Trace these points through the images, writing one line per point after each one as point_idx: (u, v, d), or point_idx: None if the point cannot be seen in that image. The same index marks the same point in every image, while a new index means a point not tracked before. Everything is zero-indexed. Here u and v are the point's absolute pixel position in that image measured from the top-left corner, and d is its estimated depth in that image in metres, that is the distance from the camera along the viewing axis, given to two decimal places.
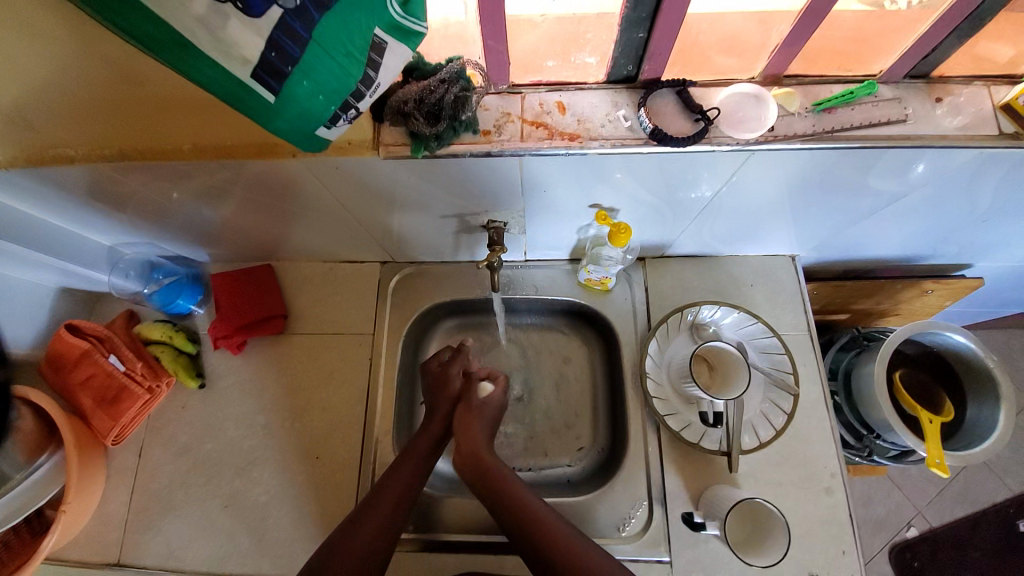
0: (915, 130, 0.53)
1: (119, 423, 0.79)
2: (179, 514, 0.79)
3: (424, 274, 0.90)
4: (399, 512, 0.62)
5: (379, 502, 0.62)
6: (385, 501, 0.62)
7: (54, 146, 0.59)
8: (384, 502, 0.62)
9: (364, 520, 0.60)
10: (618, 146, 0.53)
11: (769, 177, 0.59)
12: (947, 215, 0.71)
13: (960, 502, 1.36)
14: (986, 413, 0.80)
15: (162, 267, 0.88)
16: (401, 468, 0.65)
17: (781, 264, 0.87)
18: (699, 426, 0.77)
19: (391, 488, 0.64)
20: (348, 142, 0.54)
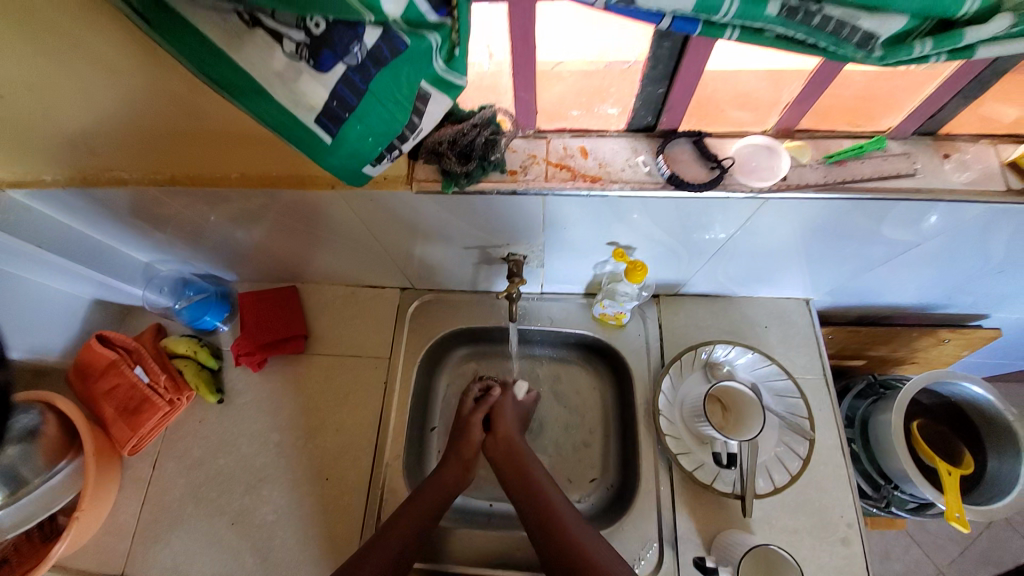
0: (924, 182, 0.55)
1: (137, 433, 0.82)
2: (187, 527, 0.80)
3: (441, 302, 0.93)
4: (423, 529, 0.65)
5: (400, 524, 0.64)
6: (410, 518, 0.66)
7: (111, 168, 0.64)
8: (417, 506, 0.67)
9: (399, 523, 0.65)
10: (636, 189, 0.56)
11: (782, 223, 0.62)
12: (961, 266, 0.72)
13: (984, 562, 1.30)
14: (1007, 467, 0.78)
15: (193, 284, 0.92)
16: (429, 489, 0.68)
17: (795, 307, 0.88)
18: (713, 467, 0.76)
19: (423, 498, 0.68)
20: (384, 176, 0.58)
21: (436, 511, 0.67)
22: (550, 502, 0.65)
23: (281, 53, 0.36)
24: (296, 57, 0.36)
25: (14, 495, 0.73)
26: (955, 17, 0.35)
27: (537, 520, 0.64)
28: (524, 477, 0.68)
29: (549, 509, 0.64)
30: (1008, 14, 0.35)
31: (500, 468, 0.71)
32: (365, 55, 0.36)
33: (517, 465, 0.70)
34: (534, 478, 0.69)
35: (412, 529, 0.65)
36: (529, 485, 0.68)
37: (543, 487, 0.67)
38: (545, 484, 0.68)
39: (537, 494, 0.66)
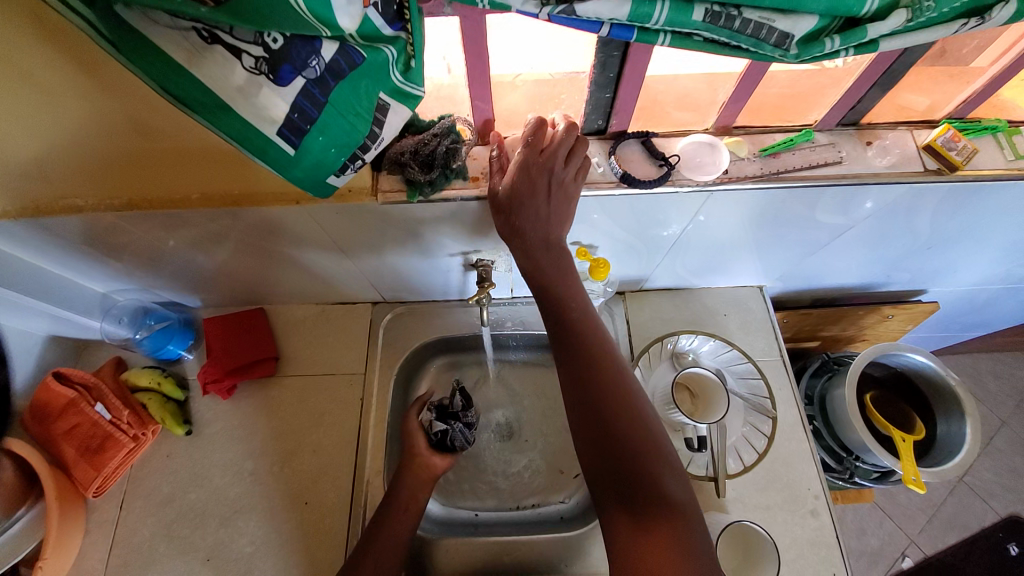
0: (849, 169, 0.61)
1: (101, 473, 0.78)
2: (159, 569, 0.76)
3: (413, 313, 0.94)
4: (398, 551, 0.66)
5: (379, 543, 0.66)
6: (384, 540, 0.66)
7: (65, 196, 0.62)
8: (377, 548, 0.65)
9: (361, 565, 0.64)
10: (591, 189, 0.58)
11: (729, 215, 0.66)
12: (894, 243, 0.79)
13: (950, 528, 1.46)
14: (955, 429, 0.84)
15: (155, 312, 0.89)
16: (393, 509, 0.69)
17: (750, 294, 0.93)
18: (686, 452, 0.79)
19: (383, 534, 0.67)
20: (349, 189, 0.59)
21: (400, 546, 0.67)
22: (625, 400, 0.57)
23: (241, 69, 0.36)
24: (255, 72, 0.37)
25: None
26: (858, 15, 0.39)
27: (599, 410, 0.56)
28: (601, 370, 0.58)
29: (624, 412, 0.56)
30: (904, 10, 0.39)
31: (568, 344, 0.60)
32: (323, 69, 0.38)
33: (593, 350, 0.59)
34: (607, 366, 0.58)
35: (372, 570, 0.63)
36: (614, 377, 0.58)
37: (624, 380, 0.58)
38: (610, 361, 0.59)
39: (615, 395, 0.57)
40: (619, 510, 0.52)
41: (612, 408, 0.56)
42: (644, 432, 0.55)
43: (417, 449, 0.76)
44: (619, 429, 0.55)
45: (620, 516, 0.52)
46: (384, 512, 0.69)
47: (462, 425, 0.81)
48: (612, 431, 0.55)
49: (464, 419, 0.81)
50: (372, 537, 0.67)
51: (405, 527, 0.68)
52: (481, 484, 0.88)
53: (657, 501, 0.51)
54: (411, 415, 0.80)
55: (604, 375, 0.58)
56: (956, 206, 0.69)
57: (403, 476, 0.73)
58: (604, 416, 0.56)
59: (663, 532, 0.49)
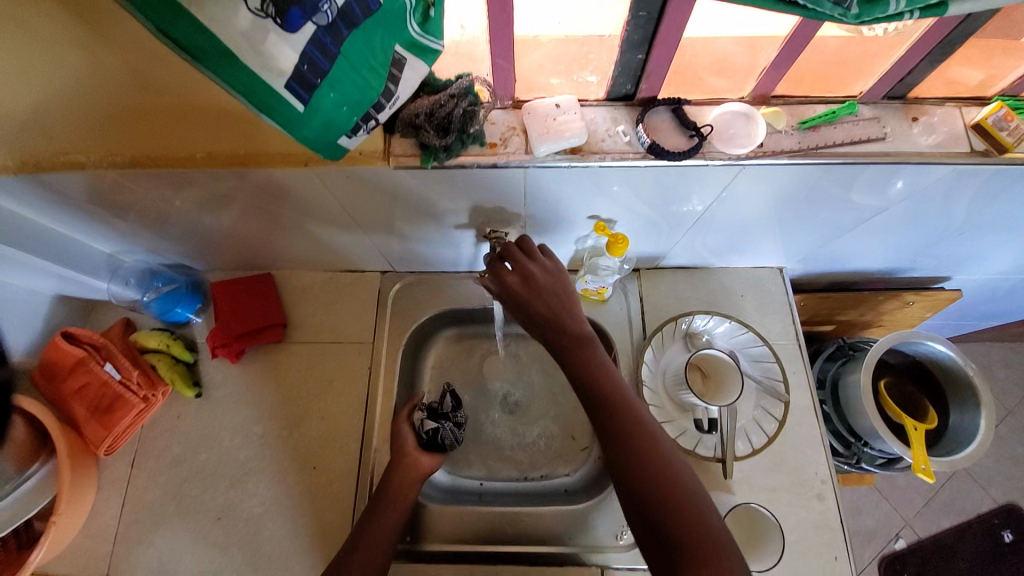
0: (893, 147, 0.56)
1: (111, 433, 0.78)
2: (172, 525, 0.78)
3: (423, 284, 0.92)
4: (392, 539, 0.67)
5: (370, 536, 0.66)
6: (377, 531, 0.66)
7: (67, 151, 0.60)
8: (369, 541, 0.65)
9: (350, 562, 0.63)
10: (617, 160, 0.55)
11: (760, 191, 0.62)
12: (927, 228, 0.75)
13: (947, 512, 1.47)
14: (967, 420, 0.83)
15: (161, 275, 0.88)
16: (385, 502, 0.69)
17: (769, 276, 0.90)
18: (695, 433, 0.78)
19: (377, 526, 0.67)
20: (360, 152, 0.56)
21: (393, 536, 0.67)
22: (643, 434, 0.55)
23: (246, 11, 0.33)
24: (261, 15, 0.33)
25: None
26: None
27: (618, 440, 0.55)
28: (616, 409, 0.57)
29: (645, 450, 0.54)
30: None
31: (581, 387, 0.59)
32: (336, 15, 0.34)
33: (606, 391, 0.58)
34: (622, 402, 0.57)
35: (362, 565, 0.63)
36: (629, 413, 0.57)
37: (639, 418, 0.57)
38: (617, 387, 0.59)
39: (633, 435, 0.55)
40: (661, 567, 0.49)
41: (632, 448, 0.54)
42: (666, 467, 0.53)
43: (407, 446, 0.74)
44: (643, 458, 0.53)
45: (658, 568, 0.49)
46: (385, 490, 0.70)
47: (453, 425, 0.77)
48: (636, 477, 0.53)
49: (455, 419, 0.78)
50: (364, 532, 0.66)
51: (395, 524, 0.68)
52: (486, 455, 0.89)
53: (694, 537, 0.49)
54: (405, 410, 0.79)
55: (619, 415, 0.56)
56: (999, 191, 0.65)
57: (396, 471, 0.72)
58: (628, 460, 0.54)
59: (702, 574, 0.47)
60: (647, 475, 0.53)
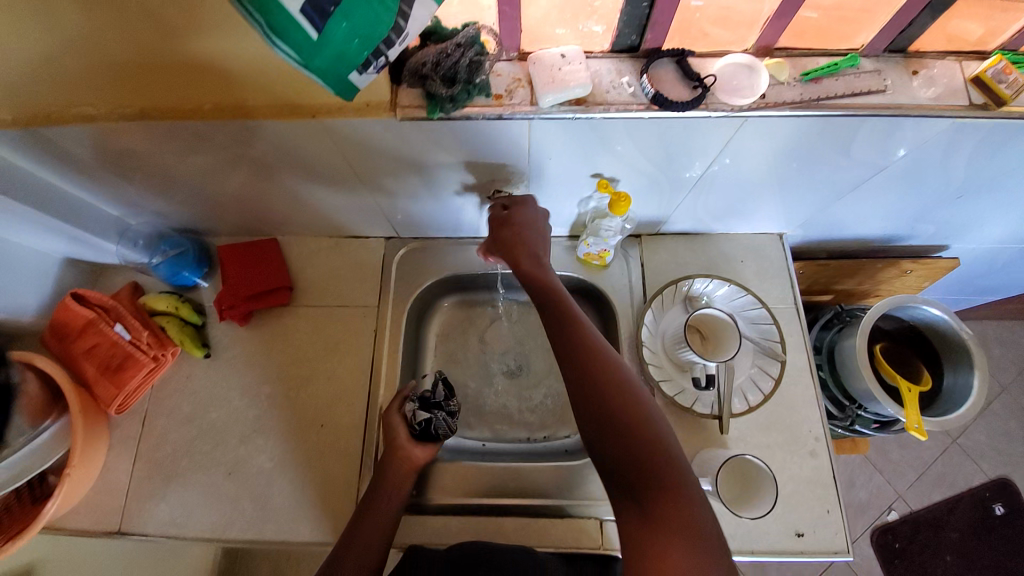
0: (892, 99, 0.57)
1: (122, 391, 0.80)
2: (183, 480, 0.80)
3: (427, 249, 0.93)
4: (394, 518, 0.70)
5: (373, 517, 0.69)
6: (381, 512, 0.69)
7: (77, 104, 0.60)
8: (363, 536, 0.67)
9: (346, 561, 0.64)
10: (621, 110, 0.55)
11: (760, 145, 0.63)
12: (924, 190, 0.76)
13: (939, 485, 1.50)
14: (961, 381, 0.84)
15: (169, 238, 0.89)
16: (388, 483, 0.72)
17: (769, 241, 0.91)
18: (692, 391, 0.80)
19: (373, 517, 0.69)
20: (367, 103, 0.57)
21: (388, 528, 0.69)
22: (615, 380, 0.57)
23: None
24: None
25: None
26: None
27: (591, 385, 0.57)
28: (588, 355, 0.59)
29: (617, 396, 0.56)
30: None
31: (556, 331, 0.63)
32: None
33: (579, 340, 0.60)
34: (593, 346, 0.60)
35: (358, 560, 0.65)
36: (601, 361, 0.58)
37: (608, 362, 0.58)
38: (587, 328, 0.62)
39: (608, 388, 0.56)
40: (629, 506, 0.53)
41: (604, 393, 0.56)
42: (639, 415, 0.55)
43: (399, 442, 0.75)
44: (610, 404, 0.55)
45: (630, 510, 0.53)
46: (381, 480, 0.72)
47: (446, 414, 0.77)
48: (610, 426, 0.55)
49: (448, 408, 0.77)
50: (360, 526, 0.68)
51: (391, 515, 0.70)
52: (489, 417, 0.91)
53: (659, 479, 0.52)
54: (392, 407, 0.80)
55: (592, 363, 0.58)
56: (995, 148, 0.66)
57: (389, 464, 0.74)
58: (601, 409, 0.56)
59: (673, 513, 0.50)
60: (620, 424, 0.54)
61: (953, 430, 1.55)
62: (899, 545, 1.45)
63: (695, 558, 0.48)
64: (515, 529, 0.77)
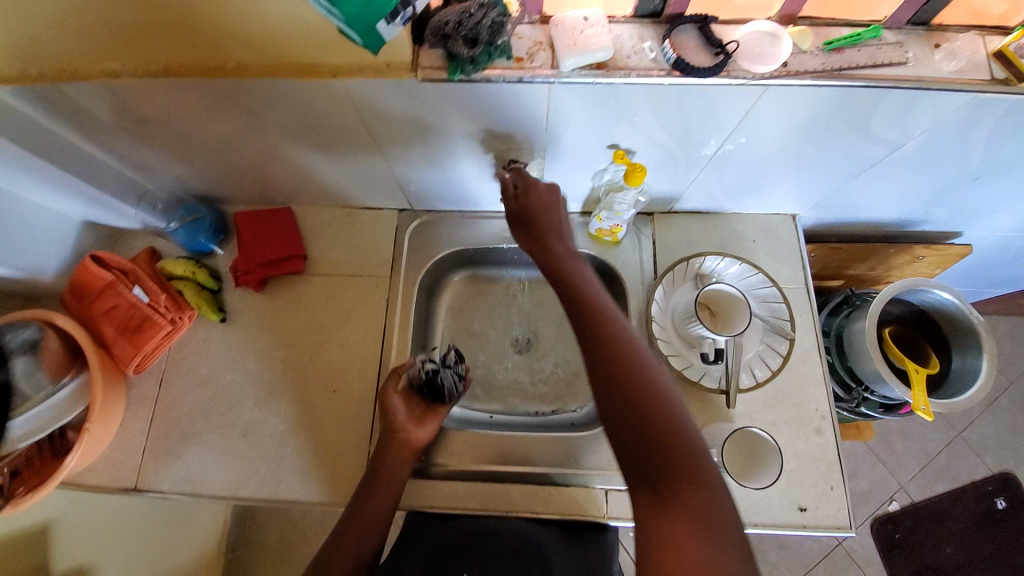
0: (914, 71, 0.57)
1: (140, 351, 0.81)
2: (198, 440, 0.82)
3: (440, 223, 0.94)
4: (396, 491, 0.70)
5: (379, 484, 0.69)
6: (387, 479, 0.70)
7: (101, 60, 0.61)
8: (363, 519, 0.67)
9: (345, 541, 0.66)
10: (642, 75, 0.56)
11: (779, 117, 0.63)
12: (941, 171, 0.75)
13: (941, 477, 1.51)
14: (970, 364, 0.84)
15: (187, 204, 0.91)
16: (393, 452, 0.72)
17: (782, 222, 0.91)
18: (700, 366, 0.80)
19: (372, 500, 0.68)
20: (389, 63, 0.58)
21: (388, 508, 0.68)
22: (632, 360, 0.54)
23: None
24: None
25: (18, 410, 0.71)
26: None
27: (608, 364, 0.54)
28: (604, 332, 0.56)
29: (632, 375, 0.53)
30: None
31: (570, 303, 0.60)
32: None
33: (597, 319, 0.57)
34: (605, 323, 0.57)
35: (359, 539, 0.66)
36: (619, 340, 0.55)
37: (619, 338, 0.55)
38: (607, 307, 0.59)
39: (625, 368, 0.53)
40: (641, 492, 0.49)
41: (618, 373, 0.53)
42: (653, 394, 0.52)
43: (398, 426, 0.73)
44: (627, 385, 0.52)
45: (639, 492, 0.49)
46: (380, 462, 0.71)
47: (453, 372, 0.78)
48: (624, 406, 0.52)
49: (457, 367, 0.79)
50: (359, 507, 0.68)
51: (392, 497, 0.69)
52: (497, 390, 0.92)
53: (675, 465, 0.49)
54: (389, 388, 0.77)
55: (609, 342, 0.55)
56: (1016, 126, 0.65)
57: (385, 451, 0.72)
58: (615, 388, 0.52)
59: (686, 497, 0.47)
60: (634, 403, 0.51)
61: (957, 423, 1.55)
62: (899, 535, 1.46)
63: (711, 549, 0.45)
64: (521, 495, 0.78)
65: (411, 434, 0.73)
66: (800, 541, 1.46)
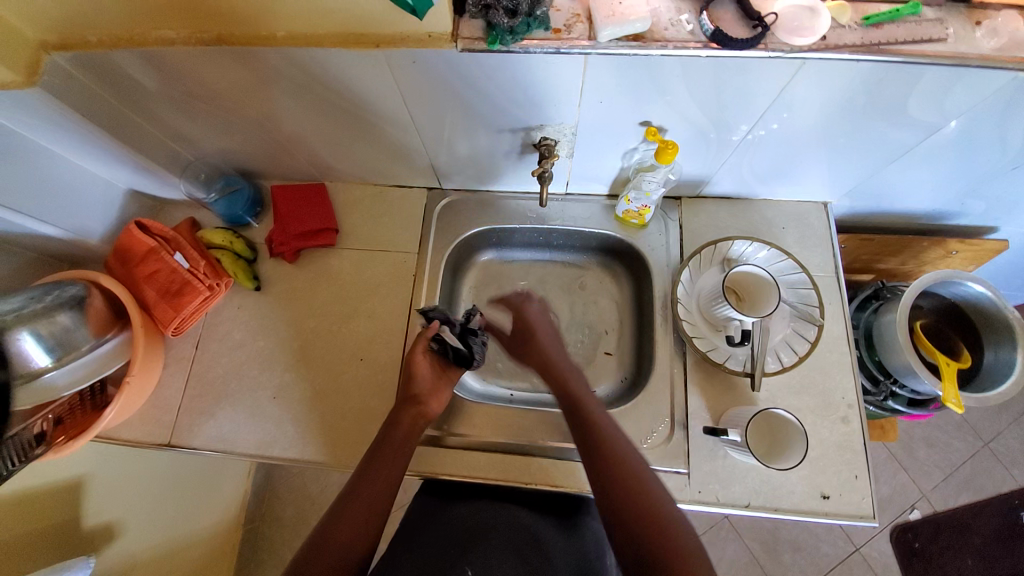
0: (954, 48, 0.56)
1: (179, 315, 0.84)
2: (230, 401, 0.85)
3: (467, 202, 0.96)
4: (403, 455, 0.69)
5: (390, 442, 0.70)
6: (394, 442, 0.70)
7: (160, 28, 0.64)
8: (373, 489, 0.65)
9: (340, 525, 0.62)
10: (678, 47, 0.57)
11: (813, 95, 0.63)
12: (980, 159, 0.73)
13: (966, 488, 1.46)
14: (1003, 359, 0.82)
15: (229, 176, 0.95)
16: (405, 413, 0.72)
17: (812, 210, 0.90)
18: (725, 349, 0.80)
19: (376, 477, 0.66)
20: (428, 34, 0.60)
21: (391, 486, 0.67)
22: (623, 455, 0.62)
23: None
24: None
25: (60, 359, 0.74)
26: None
27: (600, 456, 0.63)
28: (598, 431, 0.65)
29: (622, 468, 0.61)
30: None
31: (567, 409, 0.69)
32: None
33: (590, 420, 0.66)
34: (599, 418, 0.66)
35: (359, 519, 0.63)
36: (610, 440, 0.64)
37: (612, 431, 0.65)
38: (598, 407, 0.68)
39: (615, 460, 0.62)
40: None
41: (609, 461, 0.62)
42: (641, 486, 0.59)
43: (421, 394, 0.74)
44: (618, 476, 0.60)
45: None
46: (385, 438, 0.70)
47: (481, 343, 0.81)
48: (617, 497, 0.59)
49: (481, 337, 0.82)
50: (361, 484, 0.66)
51: (394, 472, 0.68)
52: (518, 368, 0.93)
53: (668, 546, 0.55)
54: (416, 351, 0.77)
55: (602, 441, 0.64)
56: None
57: (390, 426, 0.71)
58: (609, 478, 0.61)
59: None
60: (626, 495, 0.59)
61: (986, 433, 1.50)
62: (919, 544, 1.42)
63: None
64: (541, 467, 0.79)
65: (421, 407, 0.73)
66: (815, 544, 1.43)
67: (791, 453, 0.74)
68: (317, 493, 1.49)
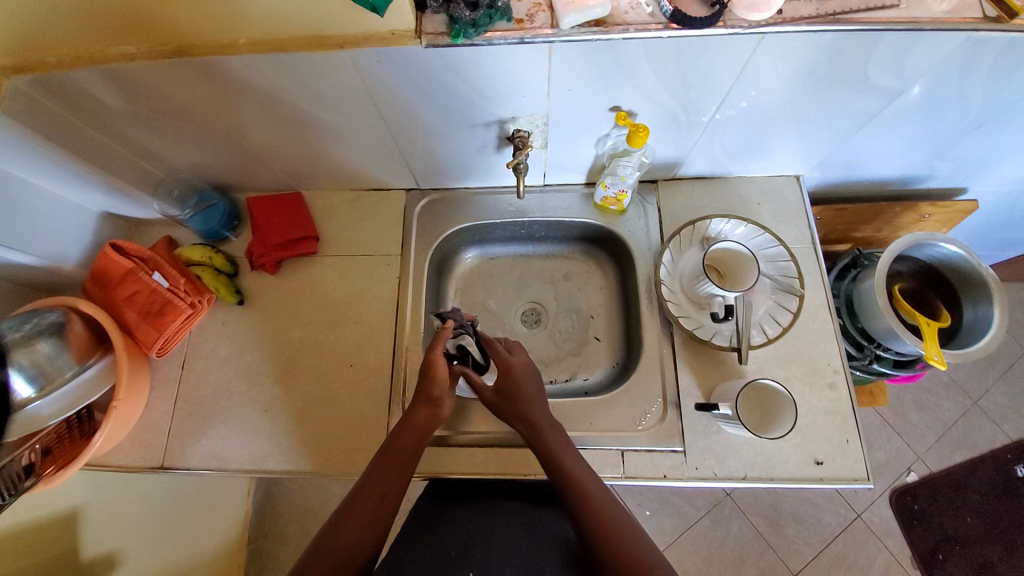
0: (907, 12, 0.58)
1: (162, 335, 0.83)
2: (222, 418, 0.84)
3: (447, 201, 0.96)
4: (411, 458, 0.68)
5: (399, 444, 0.69)
6: (402, 445, 0.69)
7: (119, 44, 0.63)
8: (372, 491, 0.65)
9: (344, 527, 0.62)
10: (640, 29, 0.57)
11: (776, 68, 0.64)
12: (943, 121, 0.75)
13: (958, 447, 1.50)
14: (981, 314, 0.85)
15: (204, 192, 0.94)
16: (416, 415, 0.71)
17: (786, 183, 0.92)
18: (711, 325, 0.82)
19: (379, 477, 0.66)
20: (392, 32, 0.59)
21: (399, 486, 0.66)
22: (594, 491, 0.64)
23: None
24: None
25: (43, 388, 0.73)
26: None
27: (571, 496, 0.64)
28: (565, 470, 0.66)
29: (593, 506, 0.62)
30: None
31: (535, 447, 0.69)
32: None
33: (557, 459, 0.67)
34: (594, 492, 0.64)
35: (365, 520, 0.63)
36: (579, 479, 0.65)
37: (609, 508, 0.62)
38: (564, 444, 0.69)
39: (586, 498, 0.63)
40: None
41: (605, 542, 0.60)
42: (613, 524, 0.61)
43: (437, 394, 0.72)
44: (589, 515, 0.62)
45: None
46: (393, 439, 0.70)
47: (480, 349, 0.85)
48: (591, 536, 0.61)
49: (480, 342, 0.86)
50: (366, 486, 0.65)
51: (399, 472, 0.67)
52: None
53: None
54: (437, 347, 0.73)
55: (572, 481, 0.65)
56: (1013, 67, 0.65)
57: (403, 428, 0.70)
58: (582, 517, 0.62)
59: None
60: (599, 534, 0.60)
61: (973, 392, 1.53)
62: (918, 506, 1.45)
63: None
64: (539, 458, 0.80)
65: (435, 407, 0.71)
66: (818, 515, 1.45)
67: (780, 423, 0.75)
68: (320, 507, 1.47)
